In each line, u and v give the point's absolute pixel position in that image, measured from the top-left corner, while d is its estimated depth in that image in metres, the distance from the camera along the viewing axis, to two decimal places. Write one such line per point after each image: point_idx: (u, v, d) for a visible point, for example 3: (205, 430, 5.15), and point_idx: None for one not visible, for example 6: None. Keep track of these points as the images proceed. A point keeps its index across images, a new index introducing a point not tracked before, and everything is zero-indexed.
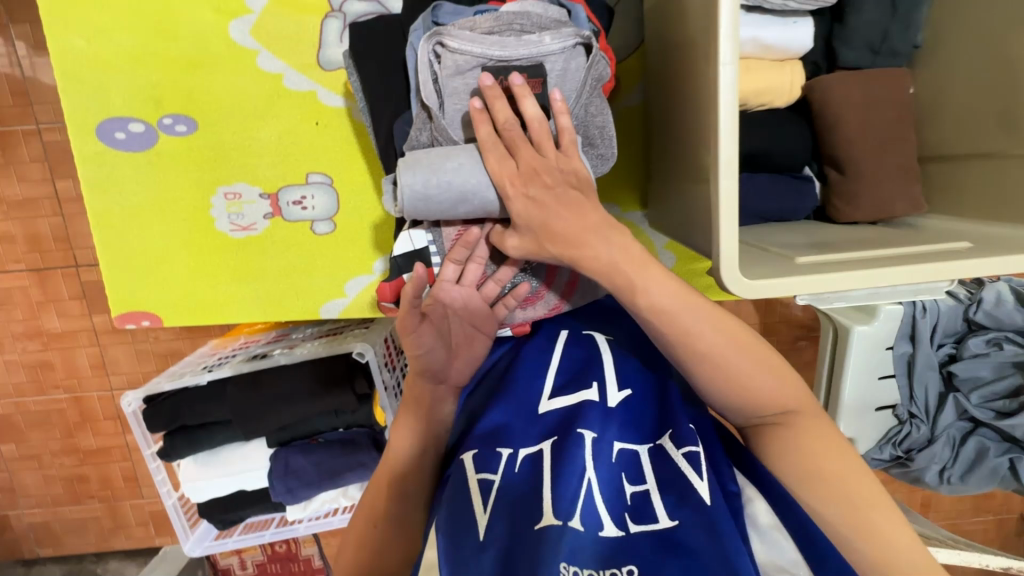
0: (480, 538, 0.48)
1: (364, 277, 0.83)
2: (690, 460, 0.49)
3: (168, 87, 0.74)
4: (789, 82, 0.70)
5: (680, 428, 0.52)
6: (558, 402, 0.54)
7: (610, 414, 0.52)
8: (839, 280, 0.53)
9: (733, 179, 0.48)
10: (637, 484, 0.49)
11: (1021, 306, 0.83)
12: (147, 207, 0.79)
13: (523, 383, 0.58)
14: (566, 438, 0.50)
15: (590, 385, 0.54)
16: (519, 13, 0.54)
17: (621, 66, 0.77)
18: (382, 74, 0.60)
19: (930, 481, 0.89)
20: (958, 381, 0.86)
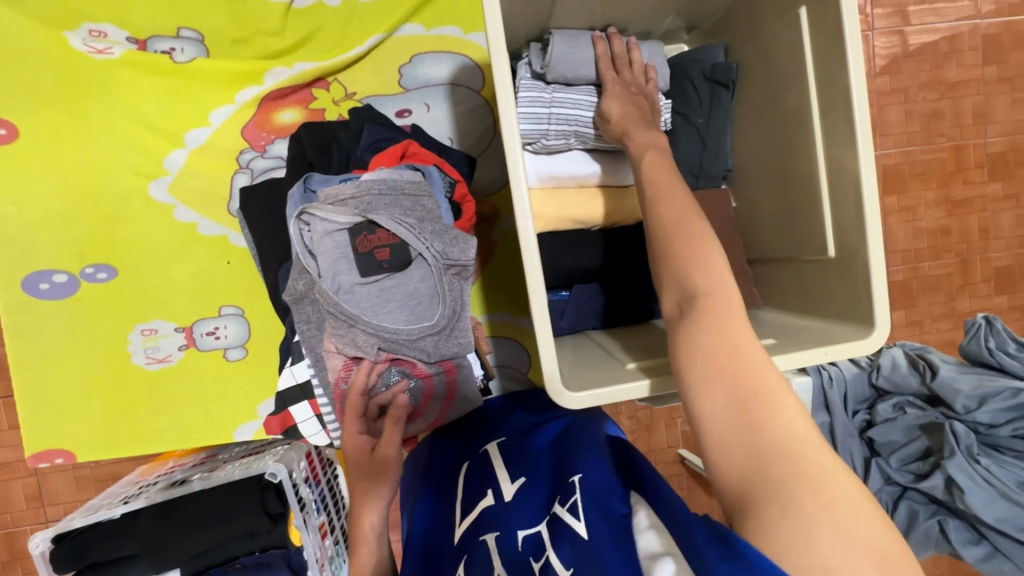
0: None
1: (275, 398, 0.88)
2: (575, 512, 0.47)
3: (92, 241, 0.83)
4: (635, 203, 0.82)
5: (565, 487, 0.51)
6: (467, 518, 0.56)
7: (507, 508, 0.54)
8: (659, 384, 0.60)
9: (543, 308, 0.56)
10: (539, 558, 0.47)
11: (914, 370, 0.94)
12: (68, 348, 0.84)
13: (447, 503, 0.62)
14: (473, 550, 0.51)
15: (485, 493, 0.57)
16: (379, 181, 0.64)
17: (494, 198, 0.89)
18: (268, 228, 0.70)
19: None
20: (877, 446, 0.94)
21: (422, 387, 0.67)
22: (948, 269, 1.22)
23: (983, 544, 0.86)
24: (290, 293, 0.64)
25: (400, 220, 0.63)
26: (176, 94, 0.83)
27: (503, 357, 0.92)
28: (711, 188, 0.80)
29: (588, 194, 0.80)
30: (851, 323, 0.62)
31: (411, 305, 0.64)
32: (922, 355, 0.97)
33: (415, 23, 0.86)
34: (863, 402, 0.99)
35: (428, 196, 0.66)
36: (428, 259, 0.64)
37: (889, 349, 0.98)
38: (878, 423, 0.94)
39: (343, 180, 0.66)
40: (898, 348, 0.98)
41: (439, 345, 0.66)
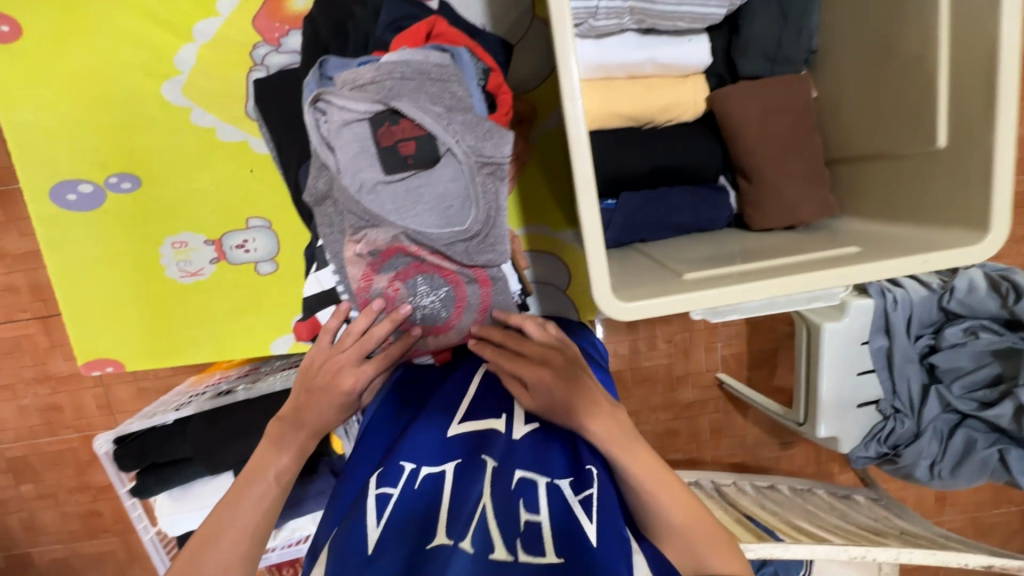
0: (366, 552, 0.45)
1: None
2: (585, 504, 0.47)
3: (112, 149, 0.80)
4: (698, 96, 0.72)
5: (580, 471, 0.51)
6: (468, 426, 0.56)
7: (514, 444, 0.53)
8: (724, 295, 0.54)
9: (593, 207, 0.48)
10: (532, 514, 0.46)
11: (992, 293, 0.89)
12: (104, 260, 0.84)
13: (446, 399, 0.59)
14: (468, 463, 0.51)
15: (499, 416, 0.56)
16: (400, 63, 0.56)
17: (535, 93, 0.79)
18: (286, 127, 0.64)
19: (922, 476, 0.98)
20: (940, 372, 0.95)
21: (455, 296, 0.62)
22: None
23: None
24: (312, 195, 0.59)
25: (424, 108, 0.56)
26: None
27: (540, 273, 0.86)
28: (788, 75, 0.68)
29: (640, 87, 0.70)
30: (956, 226, 0.53)
31: (441, 207, 0.58)
32: (1007, 278, 0.90)
33: None
34: (928, 327, 0.95)
35: (456, 81, 0.58)
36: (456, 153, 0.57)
37: (966, 270, 0.91)
38: (942, 348, 0.93)
39: (362, 65, 0.58)
40: (978, 269, 0.91)
41: (471, 251, 0.61)
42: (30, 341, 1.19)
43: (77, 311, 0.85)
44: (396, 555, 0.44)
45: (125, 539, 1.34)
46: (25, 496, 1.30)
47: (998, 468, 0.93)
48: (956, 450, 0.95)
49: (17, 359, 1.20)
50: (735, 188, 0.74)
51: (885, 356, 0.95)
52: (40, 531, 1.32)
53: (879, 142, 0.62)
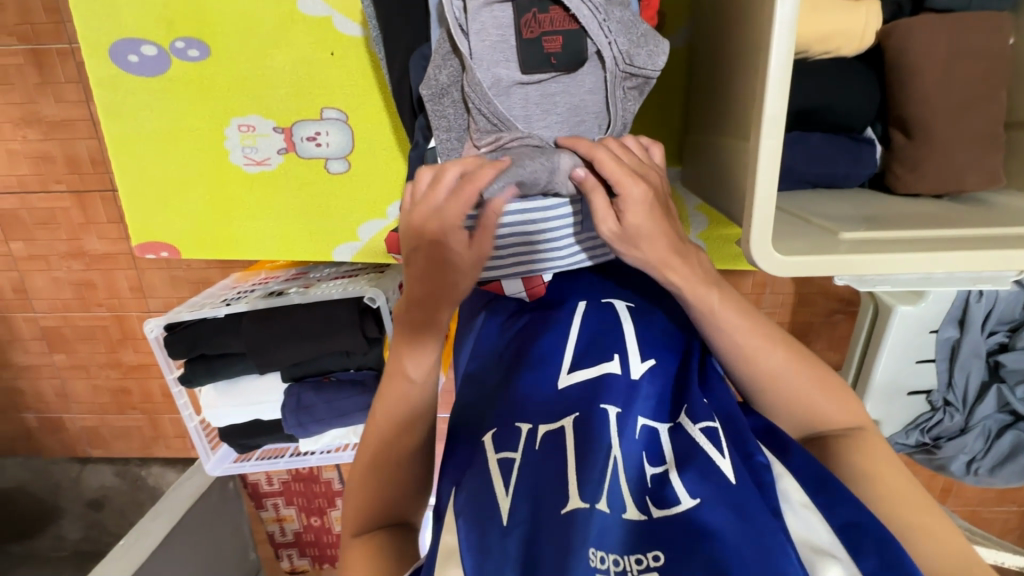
0: (503, 522, 0.39)
1: (376, 222, 0.81)
2: (711, 437, 0.42)
3: (179, 7, 0.71)
4: (863, 26, 0.61)
5: (693, 402, 0.45)
6: (579, 375, 0.45)
7: (635, 388, 0.44)
8: (886, 262, 0.47)
9: (778, 137, 0.41)
10: (657, 465, 0.42)
11: None
12: (165, 134, 0.77)
13: (545, 335, 0.49)
14: (590, 415, 0.42)
15: (611, 357, 0.46)
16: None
17: (665, 1, 0.68)
18: (395, 0, 0.55)
19: (957, 471, 0.97)
20: (1005, 371, 0.89)
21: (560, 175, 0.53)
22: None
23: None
24: (427, 88, 0.51)
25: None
26: None
27: None
28: (982, 14, 0.58)
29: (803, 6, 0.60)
30: None
31: (573, 121, 0.50)
32: None
33: None
34: (1005, 323, 0.90)
35: None
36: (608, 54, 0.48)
37: None
38: (1015, 347, 0.88)
39: None
40: None
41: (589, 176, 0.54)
42: (65, 215, 1.15)
43: (137, 187, 0.80)
44: (528, 517, 0.39)
45: (152, 418, 1.37)
46: (58, 364, 1.31)
47: None
48: (1001, 450, 0.93)
49: (52, 231, 1.16)
50: (883, 143, 0.65)
51: (950, 348, 0.88)
52: (71, 400, 1.35)
53: None
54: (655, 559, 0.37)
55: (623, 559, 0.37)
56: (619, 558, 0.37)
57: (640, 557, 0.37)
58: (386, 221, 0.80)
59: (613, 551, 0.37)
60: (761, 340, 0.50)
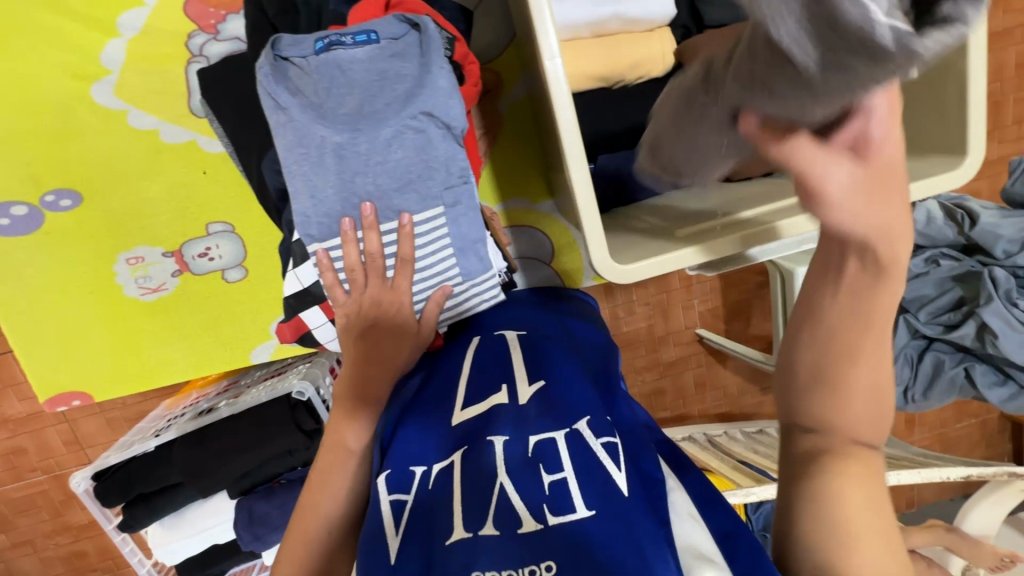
0: (391, 562, 0.43)
1: None
2: (610, 450, 0.45)
3: (43, 163, 0.73)
4: (662, 49, 0.70)
5: (597, 417, 0.48)
6: (470, 411, 0.52)
7: (523, 410, 0.50)
8: (720, 244, 0.53)
9: (584, 170, 0.48)
10: (555, 473, 0.44)
11: (948, 221, 0.93)
12: (54, 285, 0.77)
13: (440, 390, 0.56)
14: (477, 446, 0.47)
15: (499, 389, 0.53)
16: (371, 59, 0.54)
17: (497, 63, 0.76)
18: (240, 117, 0.59)
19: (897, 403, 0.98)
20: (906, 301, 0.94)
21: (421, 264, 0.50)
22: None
23: (1009, 385, 0.89)
24: (293, 191, 0.54)
25: (390, 95, 0.54)
26: None
27: (523, 250, 0.85)
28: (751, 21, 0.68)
29: (607, 45, 0.68)
30: (937, 154, 0.55)
31: (422, 185, 0.56)
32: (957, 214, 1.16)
33: None
34: None
35: (420, 62, 0.55)
36: (430, 126, 0.55)
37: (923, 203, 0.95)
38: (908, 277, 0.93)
39: (321, 61, 0.53)
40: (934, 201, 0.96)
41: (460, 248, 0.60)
42: None
43: (34, 344, 0.78)
44: (419, 552, 0.42)
45: None
46: None
47: (966, 386, 0.93)
48: (927, 373, 0.94)
49: None
50: None
51: None
52: None
53: None
54: (547, 569, 0.38)
55: (517, 572, 0.38)
56: (510, 573, 0.38)
57: (531, 568, 0.38)
58: None
59: (509, 566, 0.39)
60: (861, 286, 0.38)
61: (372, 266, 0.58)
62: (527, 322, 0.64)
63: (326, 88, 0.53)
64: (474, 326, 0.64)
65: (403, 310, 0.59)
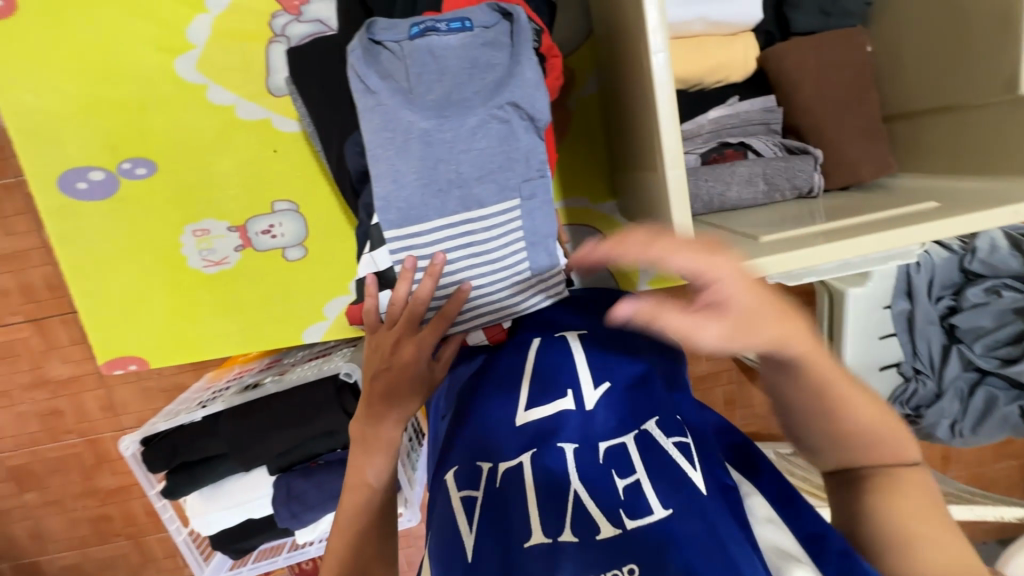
0: (468, 560, 0.43)
1: (342, 298, 0.83)
2: (682, 449, 0.44)
3: (122, 131, 0.74)
4: (744, 55, 0.69)
5: (668, 419, 0.47)
6: (535, 413, 0.48)
7: (591, 416, 0.47)
8: (804, 253, 0.52)
9: (680, 167, 0.47)
10: (628, 477, 0.43)
11: (1013, 250, 0.88)
12: (121, 250, 0.79)
13: (497, 387, 0.53)
14: (546, 450, 0.45)
15: (565, 392, 0.48)
16: (463, 45, 0.54)
17: (572, 59, 0.76)
18: (326, 96, 0.60)
19: (944, 436, 0.97)
20: (961, 332, 0.92)
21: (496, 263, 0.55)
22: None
23: None
24: (377, 174, 0.54)
25: (480, 83, 0.54)
26: None
27: (579, 249, 0.84)
28: (839, 29, 0.67)
29: (690, 47, 0.67)
30: None
31: (504, 175, 0.56)
32: None
33: None
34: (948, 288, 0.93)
35: (509, 51, 0.55)
36: (515, 115, 0.55)
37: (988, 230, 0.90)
38: (964, 309, 0.91)
39: (415, 46, 0.54)
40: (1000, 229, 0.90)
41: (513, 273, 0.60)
42: (25, 344, 1.13)
43: (98, 307, 0.80)
44: (494, 555, 0.42)
45: (138, 542, 1.30)
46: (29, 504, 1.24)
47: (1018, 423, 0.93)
48: (979, 408, 0.94)
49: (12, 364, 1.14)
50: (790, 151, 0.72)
51: (907, 321, 0.93)
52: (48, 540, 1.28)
53: (944, 95, 0.61)
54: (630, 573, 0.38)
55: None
56: None
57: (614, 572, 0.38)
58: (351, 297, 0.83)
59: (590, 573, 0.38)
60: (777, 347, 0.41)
61: (412, 309, 0.59)
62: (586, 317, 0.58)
63: (417, 72, 0.53)
64: (529, 326, 0.59)
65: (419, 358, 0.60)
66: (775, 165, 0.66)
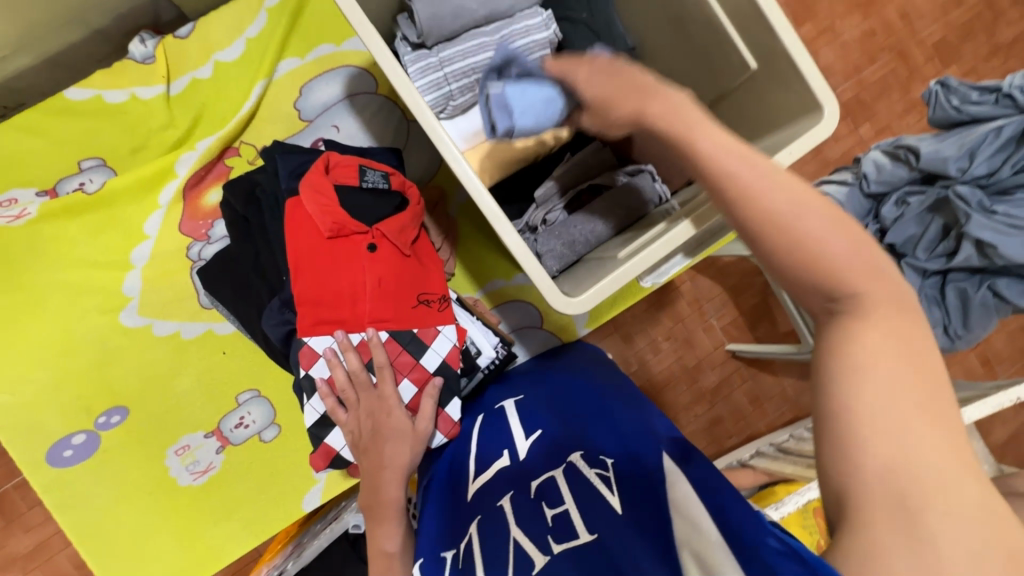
0: None
1: (314, 489, 0.88)
2: (602, 477, 0.44)
3: (91, 393, 0.84)
4: (564, 120, 0.82)
5: (583, 439, 0.52)
6: (480, 480, 0.55)
7: (521, 466, 0.53)
8: (653, 253, 0.59)
9: (514, 234, 0.57)
10: (556, 507, 0.43)
11: (895, 164, 1.02)
12: (114, 502, 0.84)
13: (453, 480, 0.61)
14: (488, 514, 0.48)
15: (502, 455, 0.56)
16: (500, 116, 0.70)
17: (439, 178, 0.89)
18: (234, 294, 0.71)
19: (946, 346, 1.02)
20: (901, 247, 1.02)
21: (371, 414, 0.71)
22: (893, 66, 1.31)
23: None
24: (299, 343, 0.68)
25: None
26: (103, 223, 0.85)
27: (514, 321, 0.91)
28: None
29: None
30: (800, 119, 0.62)
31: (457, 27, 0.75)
32: (899, 145, 1.04)
33: (290, 57, 0.87)
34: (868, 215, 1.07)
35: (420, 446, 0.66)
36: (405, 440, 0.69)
37: (868, 157, 1.05)
38: (890, 226, 1.02)
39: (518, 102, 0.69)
40: (875, 151, 1.05)
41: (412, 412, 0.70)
42: None
43: (93, 564, 0.84)
44: None
45: None
46: None
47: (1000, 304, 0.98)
48: (957, 306, 1.00)
49: None
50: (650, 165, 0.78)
51: None
52: None
53: (716, 85, 0.72)
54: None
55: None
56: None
57: None
58: (319, 483, 0.88)
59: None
60: (780, 223, 0.42)
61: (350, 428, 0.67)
62: (518, 386, 0.73)
63: (330, 291, 0.67)
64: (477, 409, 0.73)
65: (396, 411, 0.66)
66: (622, 192, 0.76)
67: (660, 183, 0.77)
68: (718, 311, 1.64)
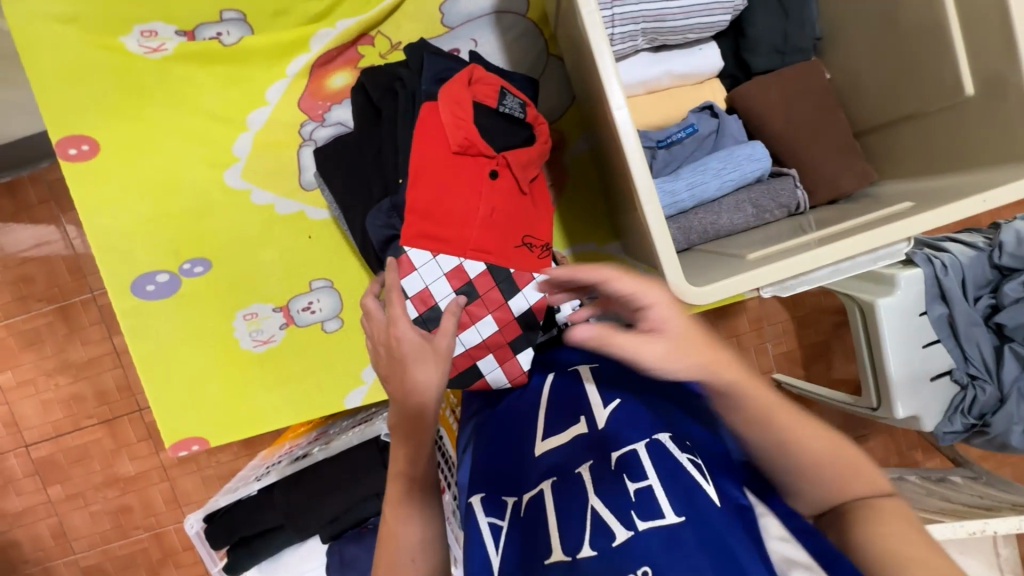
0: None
1: (358, 389, 0.91)
2: (695, 464, 0.45)
3: (183, 238, 0.87)
4: (716, 96, 0.77)
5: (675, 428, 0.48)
6: (552, 441, 0.50)
7: (604, 438, 0.48)
8: (791, 264, 0.55)
9: (654, 203, 0.54)
10: (640, 482, 0.43)
11: None
12: (179, 343, 0.88)
13: (512, 424, 0.55)
14: (566, 479, 0.46)
15: (579, 419, 0.50)
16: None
17: (561, 123, 0.85)
18: (343, 183, 0.71)
19: (1018, 444, 0.96)
20: (1009, 331, 0.94)
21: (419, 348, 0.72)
22: None
23: None
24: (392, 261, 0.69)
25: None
26: (230, 78, 0.85)
27: None
28: (798, 63, 0.73)
29: (662, 99, 0.76)
30: (995, 166, 0.56)
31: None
32: None
33: None
34: (984, 287, 0.96)
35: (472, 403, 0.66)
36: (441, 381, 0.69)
37: (1010, 224, 0.94)
38: (1007, 306, 0.93)
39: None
40: (1020, 221, 0.93)
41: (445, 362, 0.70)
42: (98, 447, 1.13)
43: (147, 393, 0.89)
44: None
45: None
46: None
47: None
48: None
49: (83, 467, 1.13)
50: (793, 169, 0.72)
51: (949, 325, 0.92)
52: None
53: (902, 104, 0.65)
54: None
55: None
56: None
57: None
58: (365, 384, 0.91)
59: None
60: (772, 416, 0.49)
61: None
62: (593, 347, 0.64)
63: (441, 209, 0.65)
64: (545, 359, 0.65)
65: None
66: (758, 190, 0.71)
67: (800, 191, 0.71)
68: (776, 337, 1.53)
